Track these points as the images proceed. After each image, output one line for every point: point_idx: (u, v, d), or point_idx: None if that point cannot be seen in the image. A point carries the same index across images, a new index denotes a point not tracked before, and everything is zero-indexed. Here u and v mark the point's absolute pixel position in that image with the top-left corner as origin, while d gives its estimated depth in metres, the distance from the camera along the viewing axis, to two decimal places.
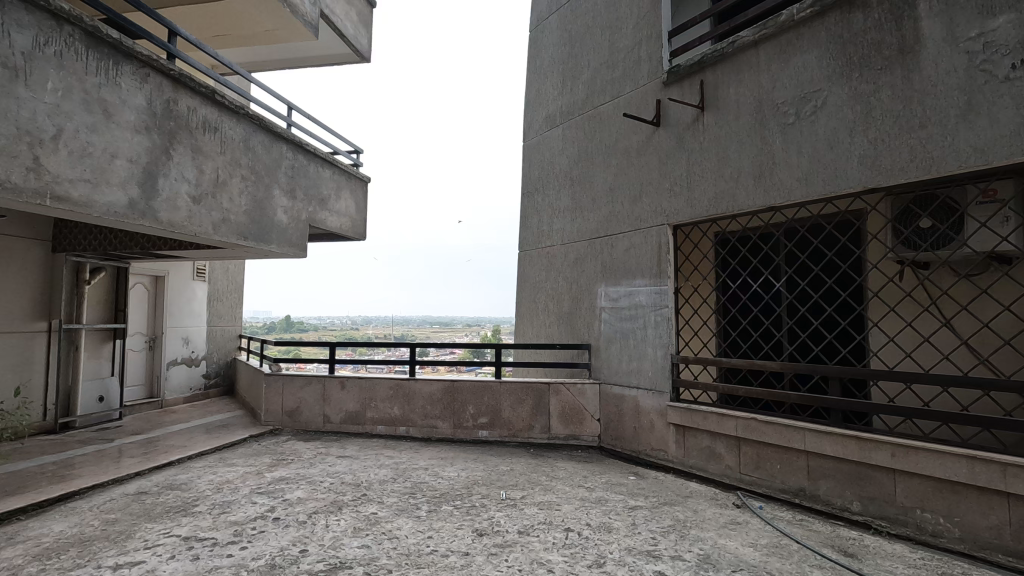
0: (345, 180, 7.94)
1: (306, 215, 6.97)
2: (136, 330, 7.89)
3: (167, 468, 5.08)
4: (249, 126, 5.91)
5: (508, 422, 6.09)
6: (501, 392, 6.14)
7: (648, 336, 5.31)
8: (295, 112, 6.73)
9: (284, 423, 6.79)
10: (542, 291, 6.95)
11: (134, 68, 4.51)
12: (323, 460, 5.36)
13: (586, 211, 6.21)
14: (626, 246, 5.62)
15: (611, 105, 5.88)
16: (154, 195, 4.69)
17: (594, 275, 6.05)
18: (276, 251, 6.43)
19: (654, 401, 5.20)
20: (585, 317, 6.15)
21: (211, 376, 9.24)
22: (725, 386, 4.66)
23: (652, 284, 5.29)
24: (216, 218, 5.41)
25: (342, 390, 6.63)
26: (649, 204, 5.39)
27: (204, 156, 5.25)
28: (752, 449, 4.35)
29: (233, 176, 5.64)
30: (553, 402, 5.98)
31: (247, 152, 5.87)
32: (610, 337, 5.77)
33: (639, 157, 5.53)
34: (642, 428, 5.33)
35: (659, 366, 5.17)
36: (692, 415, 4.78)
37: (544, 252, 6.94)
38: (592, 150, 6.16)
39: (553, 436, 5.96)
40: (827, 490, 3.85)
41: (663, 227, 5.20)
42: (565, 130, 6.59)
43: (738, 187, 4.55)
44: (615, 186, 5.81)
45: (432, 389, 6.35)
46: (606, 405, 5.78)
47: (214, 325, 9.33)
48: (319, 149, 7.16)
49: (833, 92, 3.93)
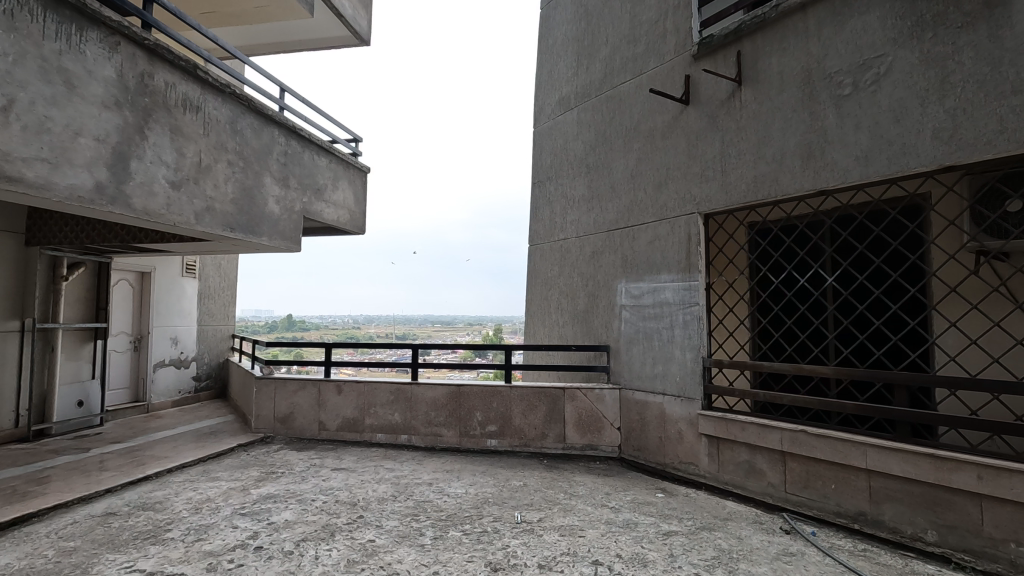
0: (343, 170, 7.43)
1: (301, 206, 6.46)
2: (120, 329, 7.39)
3: (142, 484, 4.57)
4: (236, 107, 5.40)
5: (519, 431, 5.58)
6: (511, 398, 5.63)
7: (676, 337, 4.80)
8: (288, 95, 6.23)
9: (276, 430, 6.29)
10: (555, 287, 6.44)
11: (102, 35, 4.00)
12: (316, 474, 4.85)
13: (604, 201, 5.69)
14: (651, 238, 5.11)
15: (632, 84, 5.37)
16: (126, 179, 4.17)
17: (614, 270, 5.53)
18: (267, 243, 5.92)
19: (683, 409, 4.69)
20: (603, 316, 5.64)
21: (202, 378, 8.74)
22: (766, 394, 4.15)
23: (680, 280, 4.78)
24: (198, 207, 4.90)
25: (339, 395, 6.13)
26: (676, 191, 4.88)
27: (185, 138, 4.75)
28: (800, 465, 3.84)
29: (218, 161, 5.14)
30: (568, 408, 5.47)
31: (234, 135, 5.36)
32: (632, 338, 5.26)
33: (665, 139, 5.02)
34: (669, 438, 4.82)
35: (688, 370, 4.66)
36: (728, 426, 4.27)
37: (557, 245, 6.43)
38: (611, 133, 5.64)
39: (568, 446, 5.45)
40: (893, 516, 3.34)
41: (694, 216, 4.69)
42: (581, 113, 6.08)
43: (783, 170, 4.03)
44: (638, 172, 5.29)
45: (436, 394, 5.85)
46: (627, 412, 5.27)
47: (206, 323, 8.83)
48: (314, 135, 6.65)
49: (900, 56, 3.41)
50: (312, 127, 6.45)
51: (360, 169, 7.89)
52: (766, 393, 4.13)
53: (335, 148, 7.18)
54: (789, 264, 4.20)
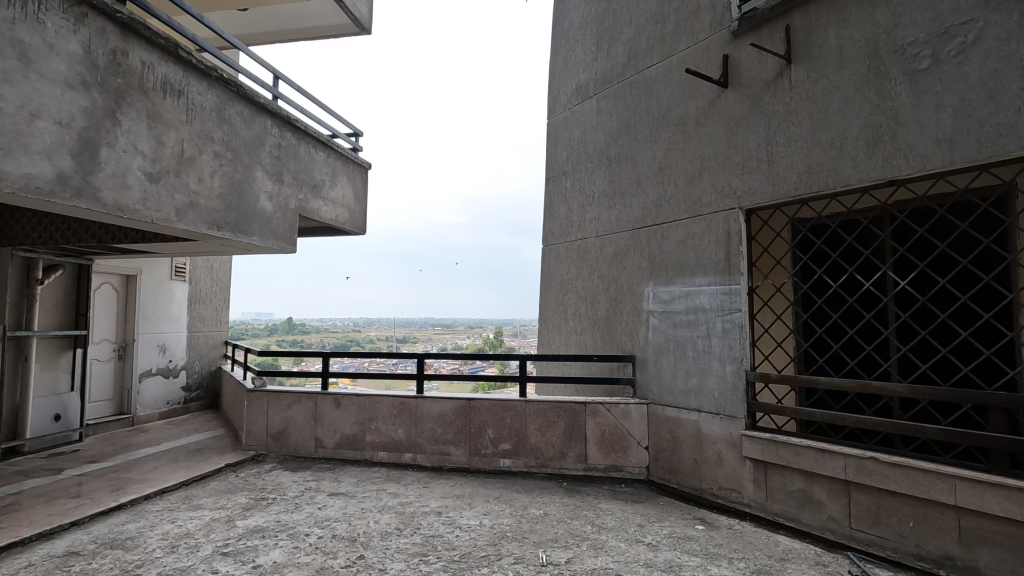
0: (342, 166, 6.94)
1: (296, 203, 5.96)
2: (103, 337, 6.89)
3: (115, 514, 4.04)
4: (224, 93, 4.89)
5: (536, 450, 5.07)
6: (527, 413, 5.12)
7: (713, 347, 4.31)
8: (283, 83, 5.73)
9: (269, 447, 5.76)
10: (571, 291, 5.93)
11: (66, 4, 3.50)
12: (311, 501, 4.34)
13: (628, 196, 5.19)
14: (682, 237, 4.61)
15: (660, 67, 4.87)
16: (93, 170, 3.67)
17: (640, 272, 5.02)
18: (259, 244, 5.41)
19: (722, 429, 4.19)
20: (627, 323, 5.13)
21: (192, 388, 8.22)
22: (823, 414, 3.65)
23: (718, 283, 4.29)
24: (179, 202, 4.39)
25: (337, 409, 5.61)
26: (713, 184, 4.38)
27: (165, 125, 4.24)
28: (867, 498, 3.33)
29: (203, 152, 4.63)
30: (590, 425, 4.95)
31: (221, 124, 4.86)
32: (661, 348, 4.76)
33: (699, 127, 4.52)
34: (705, 461, 4.31)
35: (729, 384, 4.16)
36: (777, 449, 3.77)
37: (574, 246, 5.92)
38: (636, 122, 5.14)
39: (590, 467, 4.93)
40: (990, 563, 2.82)
41: (733, 211, 4.20)
42: (601, 102, 5.59)
43: (843, 158, 3.53)
44: (668, 165, 4.79)
45: (443, 408, 5.34)
46: (656, 430, 4.76)
47: (197, 330, 8.32)
48: (312, 127, 6.16)
49: (993, 21, 2.91)
50: (309, 119, 5.96)
51: (361, 165, 7.40)
52: (823, 413, 3.63)
53: (333, 142, 6.69)
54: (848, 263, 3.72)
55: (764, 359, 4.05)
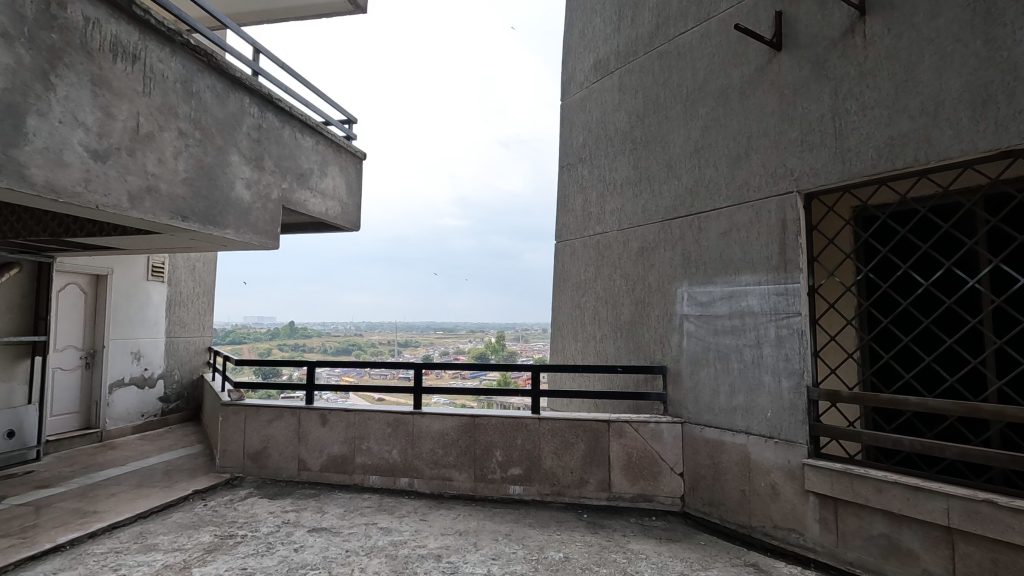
0: (334, 155, 6.29)
1: (279, 192, 5.29)
2: (68, 343, 6.21)
3: (48, 560, 3.35)
4: (191, 63, 4.24)
5: (551, 475, 4.39)
6: (540, 433, 4.44)
7: (765, 357, 3.63)
8: (264, 57, 5.07)
9: (246, 469, 5.07)
10: (589, 293, 5.26)
11: None
12: (287, 541, 3.66)
13: (657, 183, 4.52)
14: (725, 229, 3.94)
15: (697, 32, 4.21)
16: (18, 142, 3.00)
17: (671, 270, 4.34)
18: (235, 238, 4.74)
19: (777, 456, 3.50)
20: (656, 329, 4.45)
21: (170, 399, 7.54)
22: (913, 441, 2.96)
23: (770, 282, 3.62)
24: (133, 186, 3.72)
25: (324, 427, 4.93)
26: (763, 165, 3.71)
27: (115, 94, 3.58)
28: (979, 552, 2.64)
29: (164, 128, 3.97)
30: (614, 448, 4.26)
31: (188, 98, 4.20)
32: (698, 359, 4.08)
33: (746, 99, 3.85)
34: (755, 493, 3.62)
35: (787, 403, 3.48)
36: (852, 484, 3.10)
37: (593, 241, 5.25)
38: (667, 98, 4.47)
39: (614, 495, 4.24)
40: None
41: (790, 196, 3.53)
42: (624, 77, 4.93)
43: (939, 126, 2.86)
44: (706, 145, 4.12)
45: (444, 426, 4.65)
46: (693, 455, 4.07)
47: (176, 335, 7.65)
48: (298, 108, 5.50)
49: None
50: (294, 98, 5.31)
51: (355, 156, 6.75)
52: (912, 441, 2.95)
53: (324, 129, 6.04)
54: (933, 254, 3.00)
55: (830, 372, 3.37)
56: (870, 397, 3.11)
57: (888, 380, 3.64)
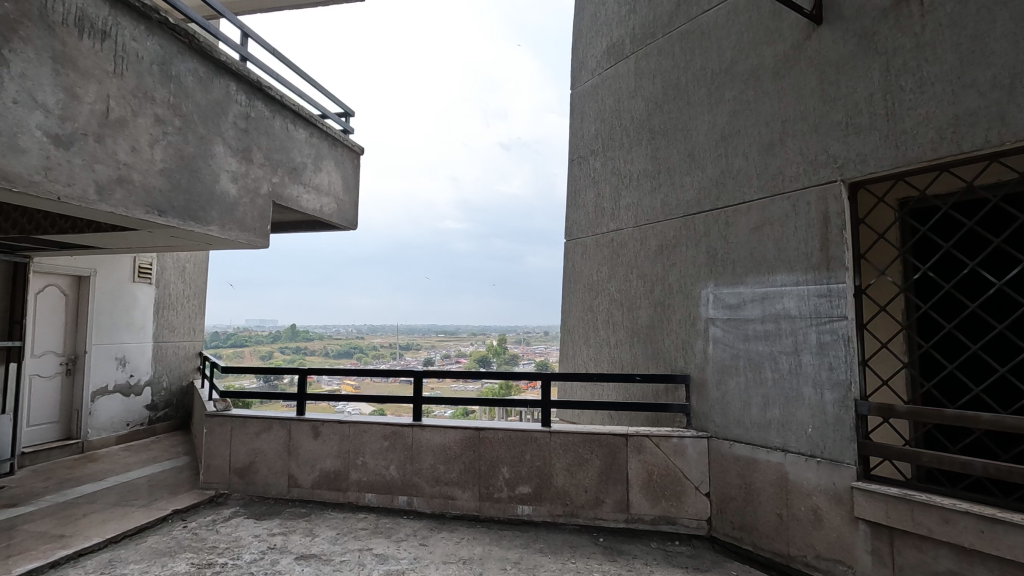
0: (329, 148, 5.93)
1: (269, 187, 4.93)
2: (47, 348, 5.85)
3: None
4: (170, 43, 3.88)
5: (563, 494, 4.01)
6: (551, 448, 4.06)
7: (804, 365, 3.25)
8: (252, 42, 4.72)
9: (231, 486, 4.69)
10: (603, 294, 4.89)
11: None
12: (271, 571, 3.28)
13: (678, 175, 4.15)
14: (756, 223, 3.56)
15: (724, 8, 3.84)
16: None
17: (694, 269, 3.97)
18: (220, 235, 4.37)
19: (820, 478, 3.11)
20: (677, 333, 4.07)
21: (158, 406, 7.17)
22: (985, 464, 2.57)
23: (810, 282, 3.25)
24: (102, 176, 3.35)
25: (316, 440, 4.55)
26: (802, 152, 3.33)
27: (80, 73, 3.22)
28: None
29: (139, 114, 3.60)
30: (633, 465, 3.89)
31: (166, 82, 3.84)
32: (726, 367, 3.70)
33: (780, 79, 3.48)
34: (794, 518, 3.23)
35: (831, 418, 3.10)
36: (911, 512, 2.72)
37: (606, 239, 4.88)
38: (688, 82, 4.11)
39: (633, 517, 3.86)
40: None
41: (833, 185, 3.15)
42: (641, 61, 4.56)
43: (1017, 101, 2.47)
44: (734, 132, 3.74)
45: (446, 439, 4.27)
46: (721, 473, 3.69)
47: (165, 340, 7.29)
48: (291, 98, 5.15)
49: None
50: (285, 86, 4.96)
51: (352, 150, 6.40)
52: (984, 463, 2.56)
53: (319, 121, 5.69)
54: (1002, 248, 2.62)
55: (882, 383, 2.99)
56: (932, 413, 2.72)
57: (952, 395, 3.21)
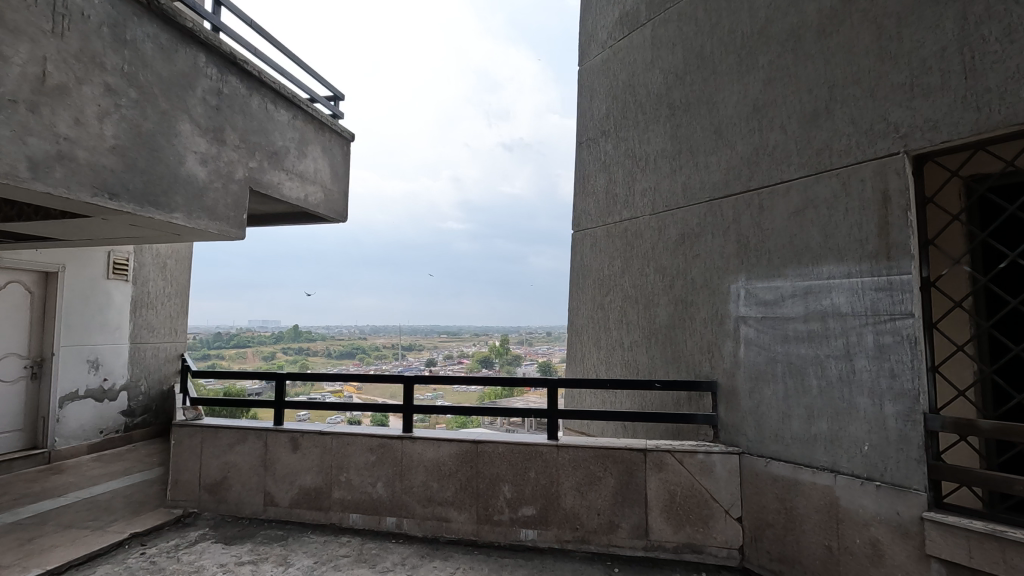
0: (316, 133, 5.45)
1: (245, 172, 4.45)
2: (8, 350, 5.40)
3: None
4: (123, 4, 3.41)
5: (572, 517, 3.52)
6: (559, 464, 3.57)
7: (859, 371, 2.76)
8: (225, 10, 4.24)
9: (202, 504, 4.22)
10: (615, 290, 4.39)
11: None
12: None
13: (702, 154, 3.66)
14: (798, 206, 3.07)
15: None
16: None
17: (721, 261, 3.48)
18: (187, 224, 3.89)
19: (879, 506, 2.62)
20: (702, 334, 3.58)
21: (135, 413, 6.70)
22: None
23: (865, 274, 2.75)
24: (36, 151, 2.88)
25: (295, 453, 4.07)
26: (854, 122, 2.84)
27: (7, 29, 2.74)
28: None
29: (84, 81, 3.13)
30: (652, 484, 3.40)
31: (119, 47, 3.37)
32: (760, 373, 3.21)
33: (826, 38, 2.98)
34: (848, 552, 2.73)
35: (893, 436, 2.60)
36: (1003, 553, 2.23)
37: (619, 229, 4.39)
38: (714, 48, 3.62)
39: (653, 544, 3.36)
40: None
41: (894, 158, 2.66)
42: (659, 29, 4.08)
43: None
44: (770, 102, 3.26)
45: (440, 454, 3.79)
46: (754, 494, 3.20)
47: (144, 341, 6.82)
48: (271, 75, 4.67)
49: None
50: (263, 61, 4.48)
51: (342, 136, 5.92)
52: None
53: (304, 102, 5.21)
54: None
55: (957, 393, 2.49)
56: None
57: None
